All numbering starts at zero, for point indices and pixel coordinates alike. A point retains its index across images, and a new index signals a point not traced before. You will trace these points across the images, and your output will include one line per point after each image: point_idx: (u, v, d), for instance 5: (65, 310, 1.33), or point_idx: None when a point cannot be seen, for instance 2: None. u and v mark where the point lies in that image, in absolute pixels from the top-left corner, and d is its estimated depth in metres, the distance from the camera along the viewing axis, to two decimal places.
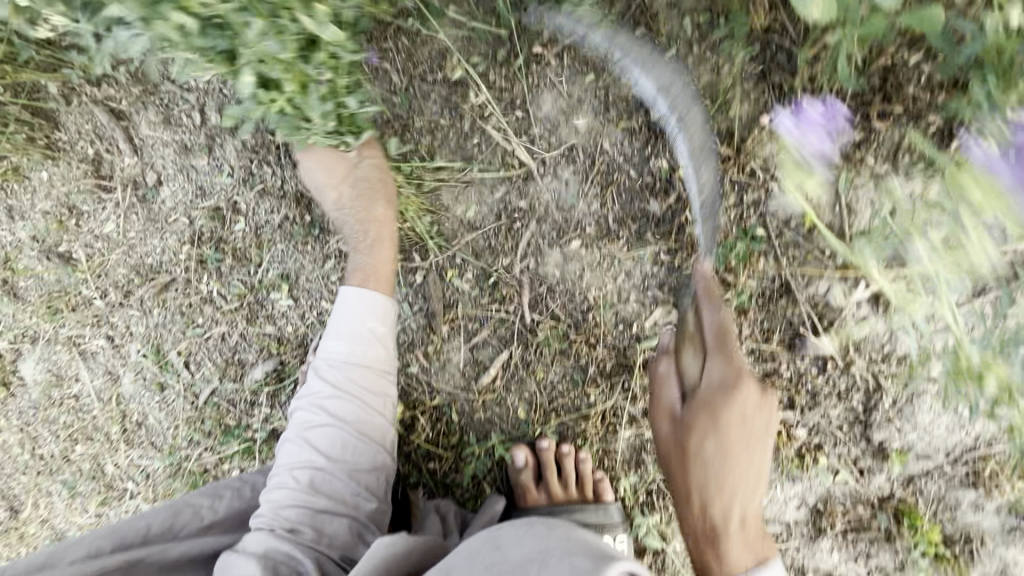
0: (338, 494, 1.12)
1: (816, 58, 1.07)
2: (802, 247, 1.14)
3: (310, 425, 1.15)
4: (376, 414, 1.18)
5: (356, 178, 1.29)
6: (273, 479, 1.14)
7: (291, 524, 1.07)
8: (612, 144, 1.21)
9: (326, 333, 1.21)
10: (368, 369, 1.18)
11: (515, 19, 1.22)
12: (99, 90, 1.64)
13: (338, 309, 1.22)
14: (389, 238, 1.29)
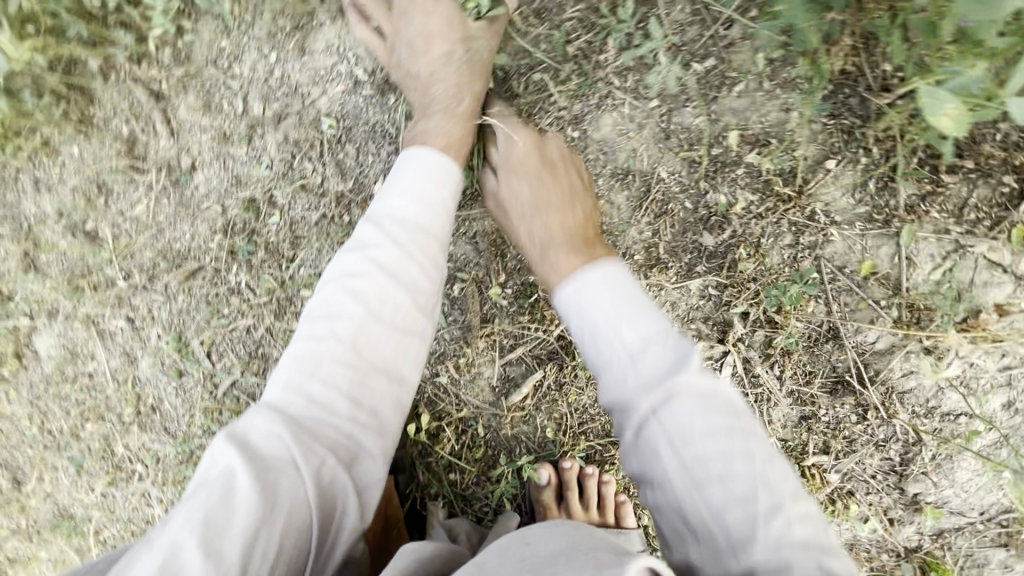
0: (378, 369, 1.00)
1: (891, 106, 1.04)
2: (856, 295, 1.12)
3: (355, 284, 1.02)
4: (425, 280, 1.05)
5: (470, 49, 1.18)
6: (306, 331, 1.02)
7: (316, 394, 0.95)
8: (670, 173, 1.19)
9: (385, 189, 1.10)
10: (427, 236, 1.07)
11: (582, 37, 1.19)
12: (139, 68, 1.59)
13: (401, 165, 1.13)
14: (469, 113, 1.18)
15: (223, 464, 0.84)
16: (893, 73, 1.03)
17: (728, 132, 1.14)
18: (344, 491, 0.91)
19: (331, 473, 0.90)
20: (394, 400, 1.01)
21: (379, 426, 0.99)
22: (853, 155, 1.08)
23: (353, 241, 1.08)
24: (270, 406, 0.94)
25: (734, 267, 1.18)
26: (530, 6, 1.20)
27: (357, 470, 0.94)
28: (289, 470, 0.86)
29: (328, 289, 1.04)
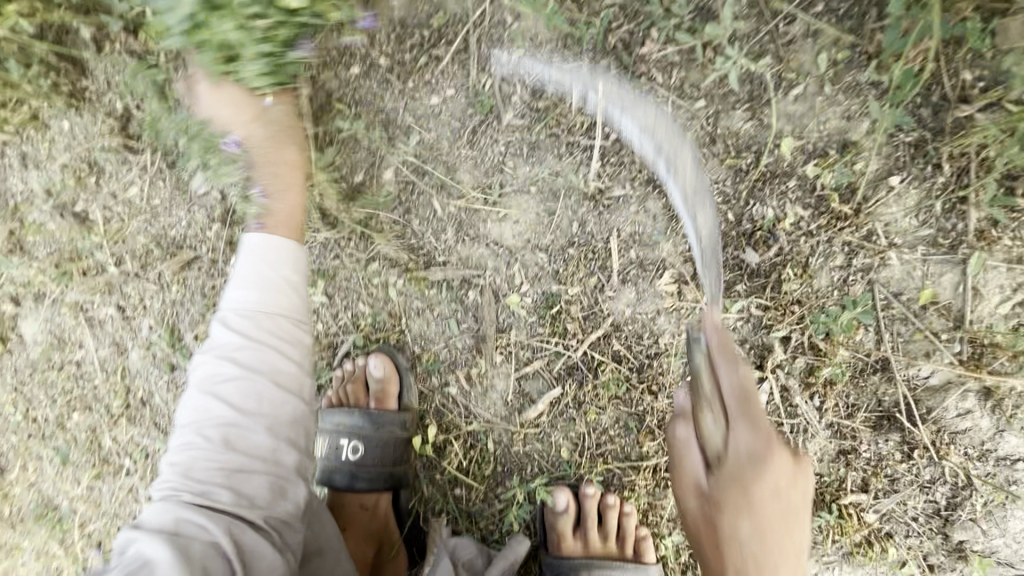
0: (256, 452, 0.92)
1: (970, 120, 0.94)
2: (911, 324, 1.03)
3: (218, 377, 0.95)
4: (290, 373, 0.97)
5: (267, 120, 1.22)
6: (176, 440, 0.94)
7: (197, 489, 0.89)
8: (713, 182, 1.08)
9: (227, 282, 1.01)
10: (279, 317, 0.98)
11: (623, 26, 1.08)
12: (135, 40, 1.47)
13: (242, 257, 1.03)
14: (298, 185, 1.24)
15: (136, 552, 0.81)
16: (974, 82, 0.93)
17: (781, 140, 1.03)
18: (265, 544, 0.88)
19: (241, 534, 0.87)
20: (293, 453, 0.96)
21: (286, 475, 0.95)
22: (920, 171, 0.98)
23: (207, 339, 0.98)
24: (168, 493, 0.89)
25: (779, 288, 1.08)
26: None
27: (274, 522, 0.91)
28: (205, 541, 0.84)
29: (190, 393, 0.96)
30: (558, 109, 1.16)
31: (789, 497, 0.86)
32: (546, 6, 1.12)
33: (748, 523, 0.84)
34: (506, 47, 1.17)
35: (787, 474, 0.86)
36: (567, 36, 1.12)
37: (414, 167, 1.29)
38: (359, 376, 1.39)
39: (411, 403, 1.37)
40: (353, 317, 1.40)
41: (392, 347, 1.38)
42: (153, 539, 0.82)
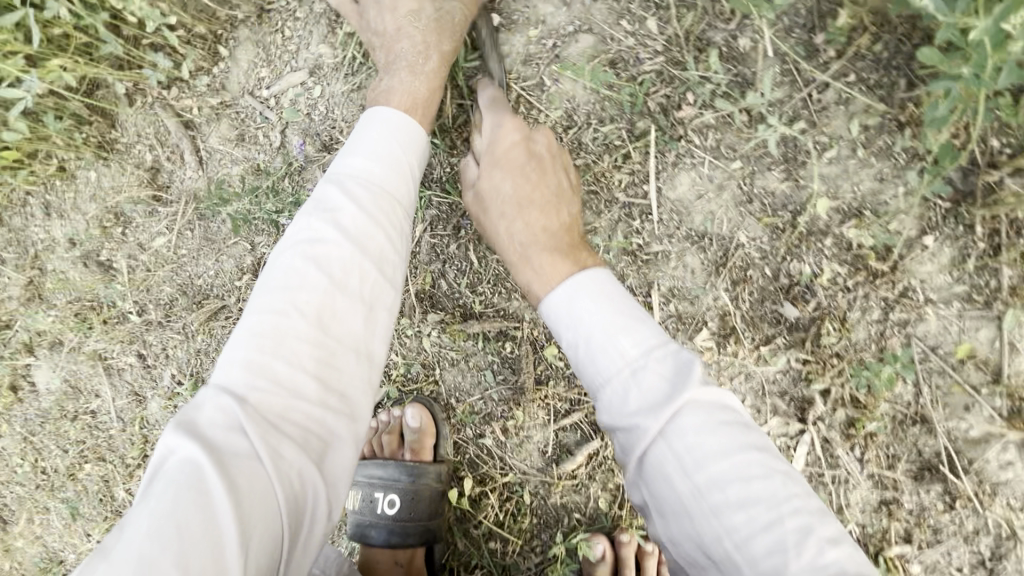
0: (349, 335, 0.90)
1: (1000, 183, 0.98)
2: (950, 378, 1.06)
3: (323, 254, 0.92)
4: (393, 239, 0.98)
5: (441, 8, 1.14)
6: (272, 287, 0.90)
7: (282, 376, 0.83)
8: (750, 238, 1.12)
9: (349, 152, 1.02)
10: (394, 203, 1.00)
11: (660, 90, 1.12)
12: (169, 94, 1.48)
13: (365, 127, 1.05)
14: (435, 83, 1.13)
15: (181, 458, 0.72)
16: (1001, 149, 0.97)
17: (816, 200, 1.07)
18: (314, 484, 0.79)
19: (296, 467, 0.78)
20: (368, 379, 0.92)
21: (350, 411, 0.88)
22: (953, 231, 1.02)
23: (312, 200, 0.98)
24: (224, 389, 0.80)
25: (819, 341, 1.10)
26: (607, 54, 1.14)
27: (327, 463, 0.82)
28: (249, 467, 0.73)
29: (288, 257, 0.93)
30: (597, 167, 1.18)
31: (544, 179, 1.09)
32: (586, 68, 1.15)
33: (690, 413, 0.70)
34: (545, 107, 1.18)
35: (626, 320, 0.78)
36: (605, 99, 1.15)
37: (450, 221, 1.31)
38: (396, 426, 1.39)
39: (447, 454, 1.36)
40: (386, 368, 1.39)
41: (426, 398, 1.38)
42: (202, 445, 0.73)
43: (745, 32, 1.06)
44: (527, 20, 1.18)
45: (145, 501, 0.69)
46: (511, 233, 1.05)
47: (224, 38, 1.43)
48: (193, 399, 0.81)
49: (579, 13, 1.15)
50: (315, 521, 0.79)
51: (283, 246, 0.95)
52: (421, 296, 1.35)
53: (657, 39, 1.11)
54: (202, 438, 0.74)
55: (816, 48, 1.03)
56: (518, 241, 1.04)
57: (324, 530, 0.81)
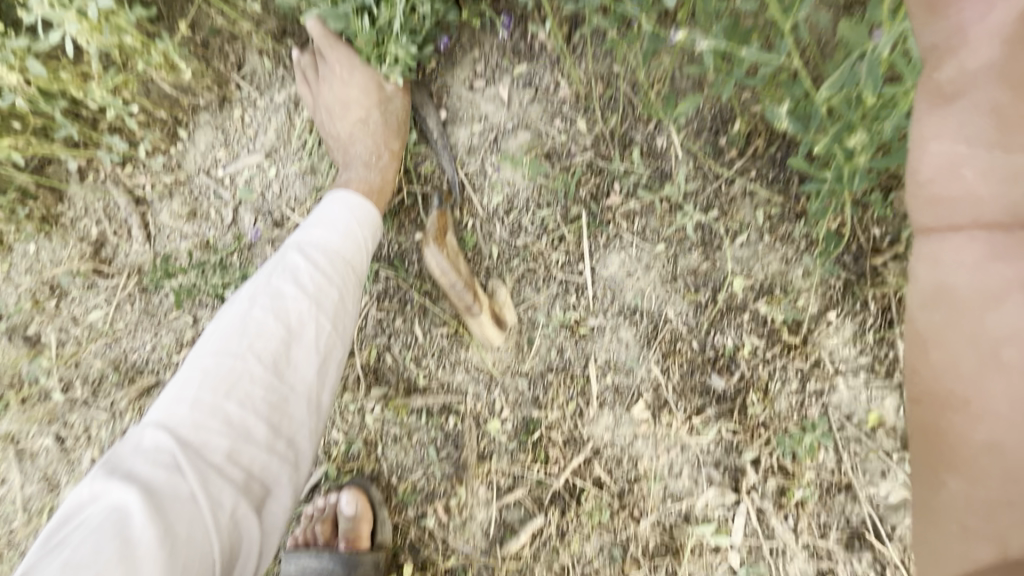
0: (302, 387, 0.93)
1: (886, 267, 1.09)
2: (865, 444, 1.13)
3: (280, 308, 0.95)
4: (348, 297, 1.02)
5: (386, 110, 1.25)
6: (223, 335, 0.92)
7: (232, 424, 0.86)
8: (677, 314, 1.20)
9: (311, 220, 1.07)
10: (351, 267, 1.06)
11: (590, 180, 1.23)
12: (124, 171, 1.52)
13: (328, 200, 1.12)
14: (392, 175, 1.26)
15: (114, 505, 0.75)
16: (883, 237, 1.09)
17: (732, 280, 1.17)
18: (250, 529, 0.83)
19: (233, 514, 0.81)
20: (314, 427, 0.95)
21: (294, 458, 0.92)
22: (852, 307, 1.12)
23: (274, 260, 1.01)
24: (172, 431, 0.83)
25: (745, 411, 1.17)
26: (542, 147, 1.25)
27: (265, 509, 0.87)
28: (185, 512, 0.76)
29: (244, 308, 0.95)
30: (534, 247, 1.27)
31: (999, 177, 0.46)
32: (525, 159, 1.26)
33: None
34: (488, 193, 1.29)
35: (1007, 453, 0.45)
36: (542, 186, 1.26)
37: (397, 295, 1.34)
38: (330, 514, 1.32)
39: (386, 537, 1.30)
40: (326, 446, 1.36)
41: (365, 479, 1.33)
42: (137, 490, 0.76)
43: (661, 133, 1.18)
44: (470, 116, 1.29)
45: (66, 547, 0.71)
46: (955, 137, 0.47)
47: (183, 120, 1.48)
48: (133, 443, 0.83)
49: (517, 111, 1.26)
50: (246, 565, 0.83)
51: (241, 295, 0.97)
52: (365, 371, 1.35)
53: (587, 136, 1.22)
54: (140, 486, 0.76)
55: (721, 147, 1.15)
56: (966, 132, 0.46)
57: (253, 570, 0.85)
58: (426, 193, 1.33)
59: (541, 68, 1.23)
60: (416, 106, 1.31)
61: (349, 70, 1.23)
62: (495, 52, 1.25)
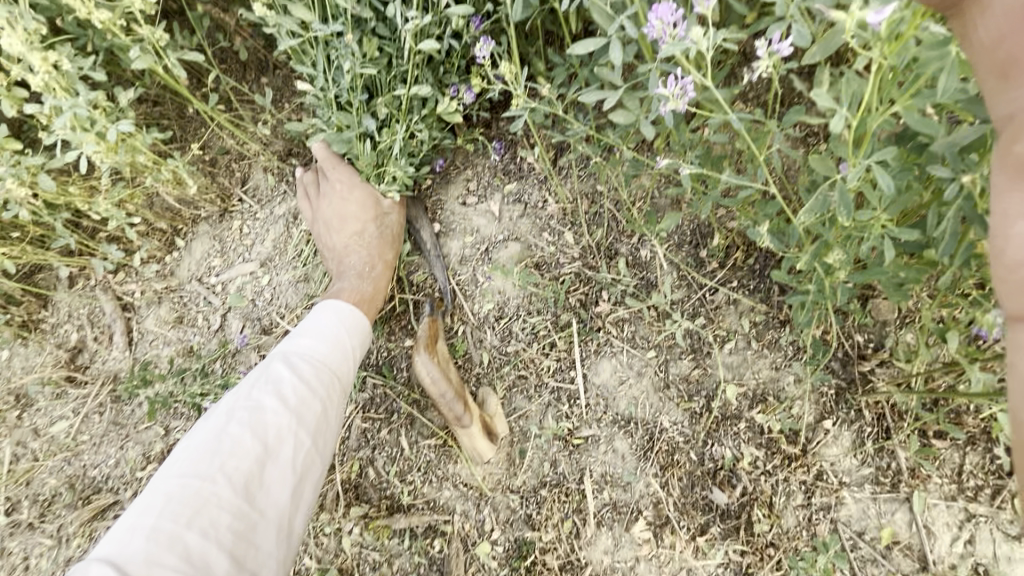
0: (274, 511, 0.87)
1: (874, 374, 1.10)
2: (882, 565, 1.06)
3: (259, 422, 0.92)
4: (330, 410, 1.00)
5: (382, 225, 1.30)
6: (194, 453, 0.87)
7: (191, 557, 0.77)
8: (672, 422, 1.17)
9: (299, 330, 1.08)
10: (336, 379, 1.05)
11: (579, 289, 1.27)
12: (115, 278, 1.52)
13: (317, 310, 1.13)
14: (385, 286, 1.28)
15: None
16: (867, 344, 1.11)
17: (724, 387, 1.16)
18: None
19: None
20: (282, 558, 0.87)
21: None
22: (847, 415, 1.11)
23: (257, 371, 1.00)
24: (120, 568, 0.74)
25: (751, 530, 1.11)
26: (531, 257, 1.30)
27: None
28: None
29: (220, 423, 0.91)
30: (525, 353, 1.27)
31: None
32: (515, 269, 1.31)
33: None
34: (479, 300, 1.32)
35: None
36: (532, 294, 1.29)
37: (383, 405, 1.30)
38: None
39: None
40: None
41: None
42: None
43: (644, 245, 1.24)
44: (462, 228, 1.36)
45: None
46: None
47: (182, 230, 1.52)
48: None
49: (508, 225, 1.33)
50: None
51: (218, 409, 0.94)
52: (345, 488, 1.26)
53: (574, 247, 1.28)
54: None
55: (702, 259, 1.20)
56: None
57: None
58: (418, 300, 1.35)
59: (530, 186, 1.32)
60: (410, 219, 1.37)
61: (352, 189, 1.29)
62: (486, 172, 1.35)
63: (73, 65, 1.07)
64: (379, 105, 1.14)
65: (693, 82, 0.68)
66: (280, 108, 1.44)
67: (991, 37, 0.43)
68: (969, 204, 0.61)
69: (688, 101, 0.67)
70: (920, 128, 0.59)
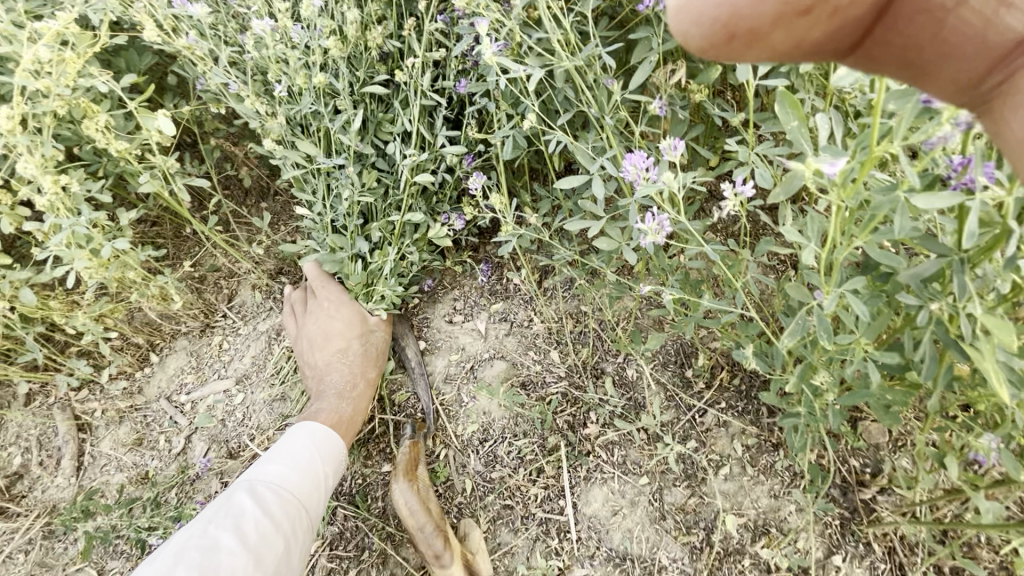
0: None
1: (876, 503, 1.05)
2: None
3: (213, 564, 0.85)
4: (292, 549, 0.96)
5: (367, 341, 1.29)
6: None
7: None
8: (671, 559, 1.10)
9: (269, 456, 1.04)
10: (303, 511, 1.01)
11: (567, 410, 1.24)
12: (77, 395, 1.45)
13: (291, 433, 1.10)
14: (365, 406, 1.24)
15: None
16: (864, 469, 1.07)
17: (723, 517, 1.10)
18: None
19: None
20: None
21: None
22: (855, 550, 1.04)
23: (217, 503, 0.94)
24: None
25: None
26: (517, 376, 1.29)
27: None
28: None
29: (168, 565, 0.83)
30: (510, 480, 1.20)
31: None
32: (501, 388, 1.28)
33: None
34: (463, 421, 1.28)
35: None
36: (518, 414, 1.25)
37: (354, 542, 1.19)
38: None
39: None
40: None
41: None
42: None
43: (630, 364, 1.24)
44: (448, 346, 1.35)
45: None
46: None
47: (159, 345, 1.48)
48: None
49: (493, 343, 1.33)
50: None
51: (166, 548, 0.86)
52: None
53: (561, 366, 1.27)
54: None
55: (689, 378, 1.20)
56: None
57: None
58: (398, 421, 1.30)
59: (516, 306, 1.35)
60: (395, 336, 1.37)
61: (337, 306, 1.31)
62: (473, 292, 1.38)
63: (82, 187, 1.12)
64: (373, 229, 1.19)
65: (669, 220, 0.73)
66: (276, 230, 1.50)
67: (1016, 127, 0.43)
68: (942, 328, 0.63)
69: (666, 235, 0.72)
70: (882, 260, 0.62)
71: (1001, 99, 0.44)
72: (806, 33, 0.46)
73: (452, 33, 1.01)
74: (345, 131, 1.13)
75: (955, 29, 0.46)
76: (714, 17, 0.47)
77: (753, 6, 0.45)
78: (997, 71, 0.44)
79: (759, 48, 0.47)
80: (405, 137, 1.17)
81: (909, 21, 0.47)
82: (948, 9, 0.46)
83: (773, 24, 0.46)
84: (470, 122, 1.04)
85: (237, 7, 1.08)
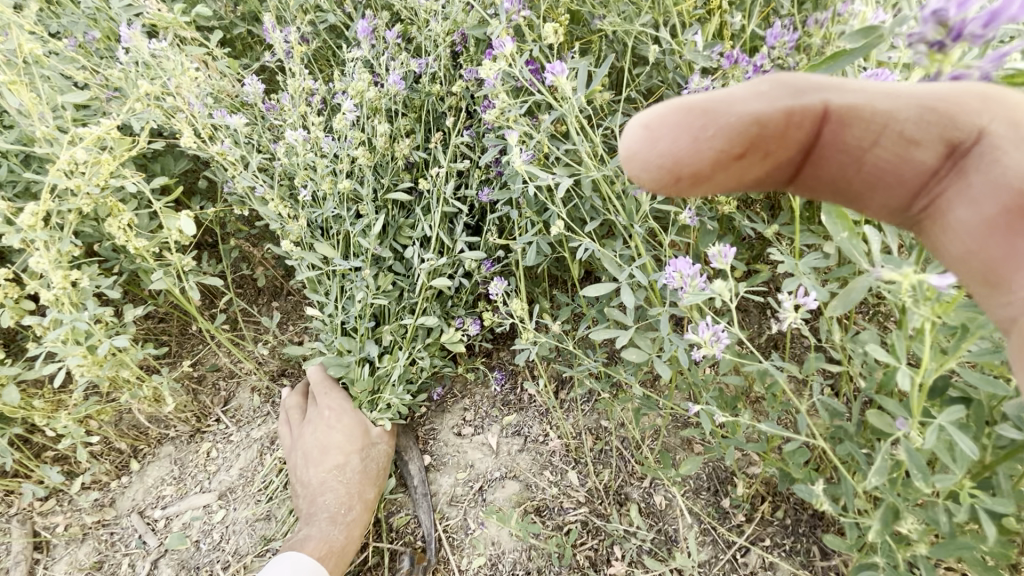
0: None
1: None
2: None
3: None
4: None
5: (367, 455, 1.18)
6: None
7: None
8: None
9: None
10: None
11: (587, 542, 1.10)
12: (42, 506, 1.31)
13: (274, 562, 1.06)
14: (359, 532, 1.12)
15: None
16: None
17: None
18: None
19: None
20: None
21: None
22: None
23: None
24: None
25: None
26: (532, 501, 1.16)
27: None
28: None
29: None
30: None
31: None
32: (513, 515, 1.14)
33: None
34: (469, 553, 1.14)
35: None
36: (532, 547, 1.11)
37: None
38: None
39: None
40: None
41: None
42: None
43: (657, 489, 1.12)
44: (455, 463, 1.24)
45: None
46: None
47: (141, 451, 1.36)
48: None
49: (505, 460, 1.22)
50: None
51: None
52: None
53: (580, 489, 1.15)
54: None
55: (726, 509, 1.06)
56: None
57: None
58: (396, 551, 1.17)
59: (530, 418, 1.25)
60: (399, 449, 1.26)
61: (337, 416, 1.20)
62: (485, 402, 1.29)
63: (93, 283, 1.09)
64: (385, 332, 1.14)
65: (727, 332, 0.67)
66: (284, 330, 1.46)
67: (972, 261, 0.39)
68: None
69: (722, 347, 0.65)
70: (982, 386, 0.54)
71: (941, 225, 0.41)
72: (742, 173, 0.44)
73: (478, 146, 1.04)
74: (365, 235, 1.12)
75: (874, 168, 0.43)
76: (660, 165, 0.43)
77: (695, 155, 0.42)
78: (922, 201, 0.42)
79: (701, 189, 0.44)
80: (424, 242, 1.16)
81: (830, 163, 0.44)
82: (863, 149, 0.42)
83: (714, 169, 0.43)
84: (491, 228, 1.03)
85: (273, 119, 1.13)
